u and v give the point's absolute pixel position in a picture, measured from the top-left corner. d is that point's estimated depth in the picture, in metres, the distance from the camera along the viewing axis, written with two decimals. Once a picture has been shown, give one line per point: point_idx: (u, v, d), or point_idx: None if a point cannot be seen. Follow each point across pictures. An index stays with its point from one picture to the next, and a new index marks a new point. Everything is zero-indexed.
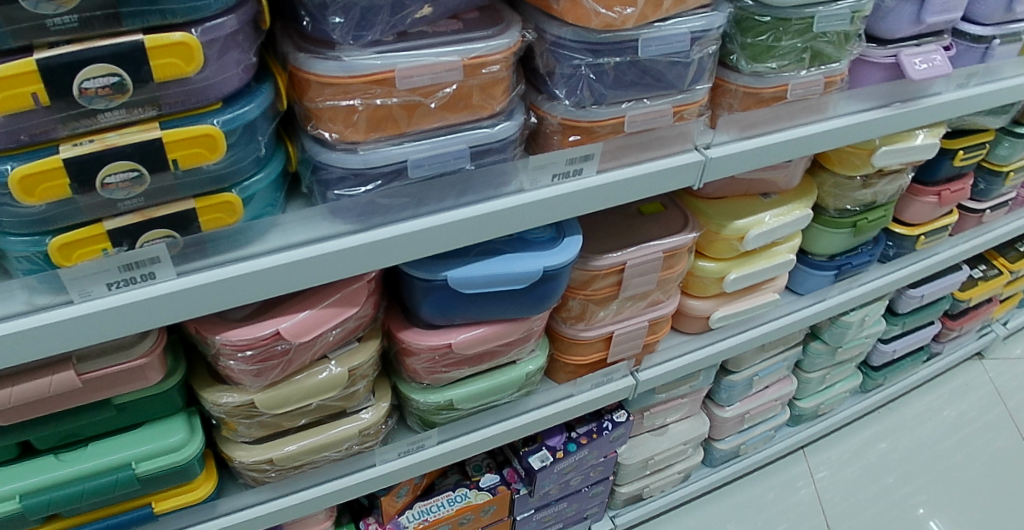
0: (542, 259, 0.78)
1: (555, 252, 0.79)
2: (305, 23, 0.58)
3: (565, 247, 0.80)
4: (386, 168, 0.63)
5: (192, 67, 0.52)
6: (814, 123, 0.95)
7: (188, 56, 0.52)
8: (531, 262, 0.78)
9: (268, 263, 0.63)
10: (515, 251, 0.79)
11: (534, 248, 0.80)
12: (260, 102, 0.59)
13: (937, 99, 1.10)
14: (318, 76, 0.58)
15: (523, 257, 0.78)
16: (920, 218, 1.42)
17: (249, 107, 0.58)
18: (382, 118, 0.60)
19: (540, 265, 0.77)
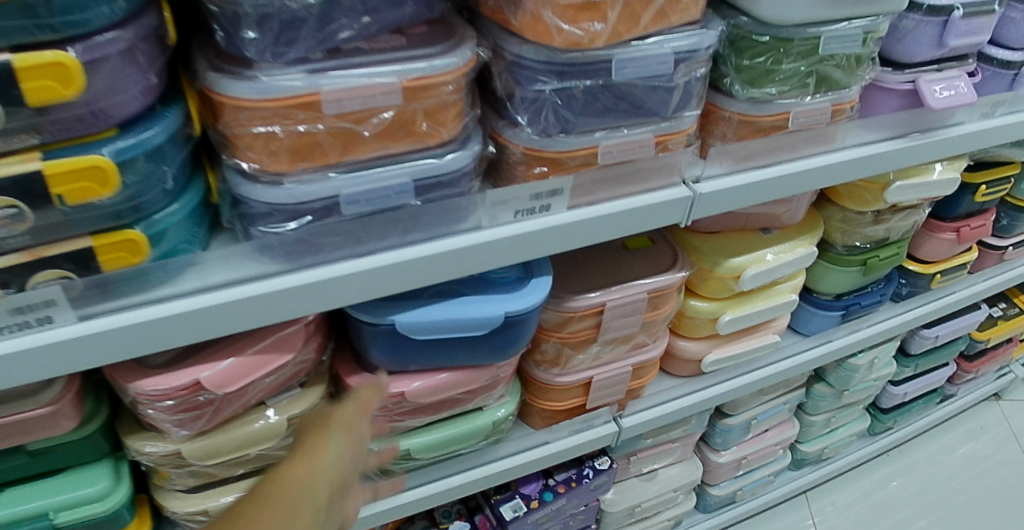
0: (505, 303, 0.70)
1: (520, 296, 0.71)
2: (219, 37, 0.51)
3: (531, 290, 0.72)
4: (316, 204, 0.56)
5: (71, 91, 0.45)
6: (820, 154, 0.86)
7: (66, 78, 0.44)
8: (492, 307, 0.70)
9: (179, 308, 0.55)
10: (475, 293, 0.71)
11: (497, 291, 0.72)
12: (165, 127, 0.52)
13: (957, 130, 1.01)
14: (233, 98, 0.51)
15: (484, 300, 0.70)
16: (936, 255, 1.32)
17: (151, 132, 0.51)
18: (309, 146, 0.53)
19: (501, 310, 0.69)
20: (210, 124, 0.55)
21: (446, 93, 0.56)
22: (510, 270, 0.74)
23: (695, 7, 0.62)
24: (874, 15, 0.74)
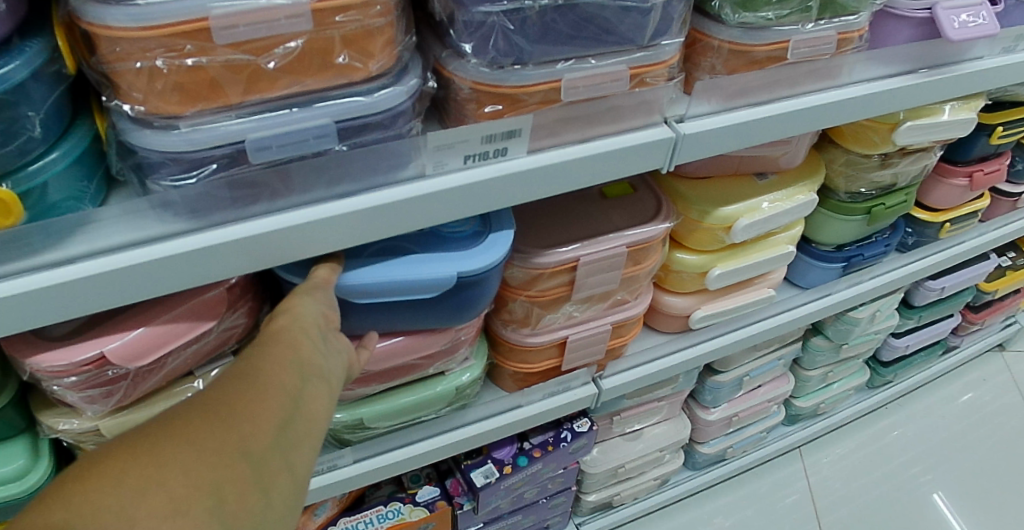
0: (459, 262, 0.62)
1: (474, 254, 0.63)
2: None
3: (489, 247, 0.64)
4: (219, 151, 0.49)
5: None
6: (822, 91, 0.77)
7: None
8: (444, 265, 0.61)
9: (66, 275, 0.48)
10: (426, 249, 0.63)
11: (451, 247, 0.63)
12: (26, 62, 0.43)
13: (976, 64, 0.91)
14: (102, 26, 0.43)
15: (435, 258, 0.62)
16: (947, 203, 1.24)
17: (9, 68, 0.42)
18: (203, 83, 0.45)
19: (454, 270, 0.61)
20: (86, 60, 0.47)
21: (372, 15, 0.47)
22: (467, 222, 0.66)
23: None
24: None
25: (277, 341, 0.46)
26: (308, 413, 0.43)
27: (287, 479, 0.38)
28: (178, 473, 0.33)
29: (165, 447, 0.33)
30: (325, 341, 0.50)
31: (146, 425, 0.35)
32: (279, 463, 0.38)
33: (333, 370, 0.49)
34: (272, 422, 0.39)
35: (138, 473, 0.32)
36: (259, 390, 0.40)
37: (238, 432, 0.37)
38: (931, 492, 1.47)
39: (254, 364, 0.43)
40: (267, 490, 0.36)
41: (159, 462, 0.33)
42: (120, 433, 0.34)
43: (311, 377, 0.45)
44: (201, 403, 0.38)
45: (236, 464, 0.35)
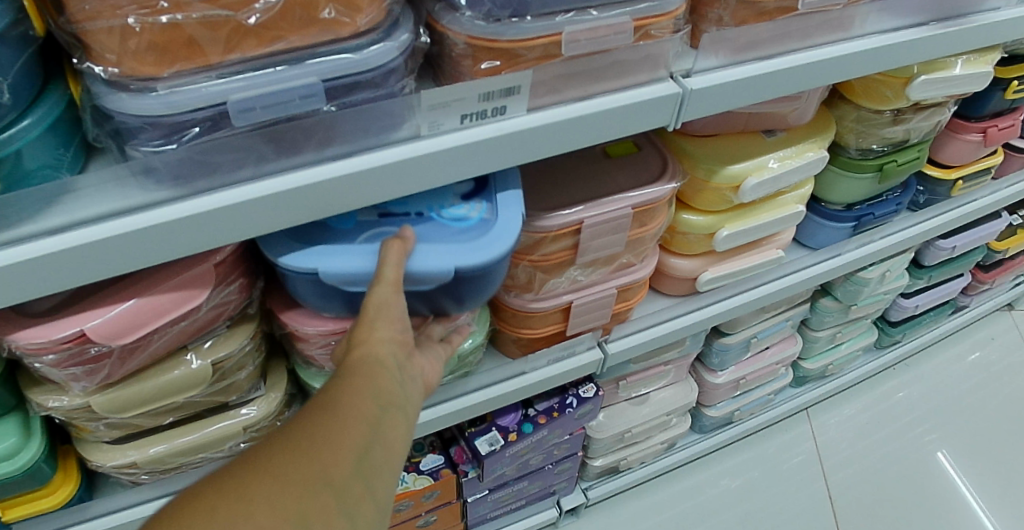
0: (460, 252, 0.59)
1: (476, 246, 0.59)
2: None
3: (497, 234, 0.60)
4: (200, 114, 0.46)
5: None
6: (834, 44, 0.73)
7: None
8: (444, 257, 0.58)
9: (40, 250, 0.46)
10: (427, 237, 0.60)
11: (455, 236, 0.60)
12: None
13: (993, 16, 0.87)
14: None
15: (436, 247, 0.59)
16: (959, 159, 1.21)
17: None
18: (180, 42, 0.43)
19: (451, 263, 0.58)
20: (54, 19, 0.44)
21: None
22: (474, 210, 0.63)
23: None
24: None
25: (357, 371, 0.49)
26: (386, 441, 0.46)
27: (365, 505, 0.42)
28: (263, 510, 0.37)
29: (251, 486, 0.38)
30: (403, 368, 0.52)
31: (236, 466, 0.39)
32: (357, 492, 0.42)
33: (409, 395, 0.51)
34: (349, 454, 0.43)
35: (226, 511, 0.36)
36: (336, 424, 0.44)
37: (318, 465, 0.41)
38: (935, 450, 1.46)
39: (334, 396, 0.46)
40: (348, 518, 0.41)
41: (241, 499, 0.37)
42: (210, 475, 0.39)
43: (389, 405, 0.48)
44: (284, 439, 0.42)
45: (315, 498, 0.39)
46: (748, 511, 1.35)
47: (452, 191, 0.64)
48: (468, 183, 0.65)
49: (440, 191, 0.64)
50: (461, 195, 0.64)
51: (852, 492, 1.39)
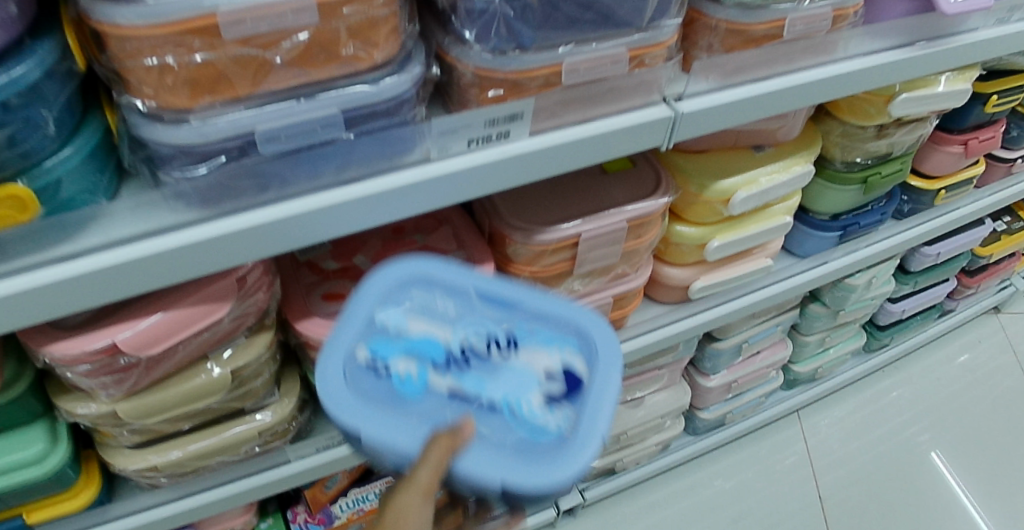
0: (513, 468, 0.49)
1: (536, 466, 0.50)
2: None
3: (564, 464, 0.50)
4: (228, 143, 0.50)
5: None
6: (819, 66, 0.77)
7: None
8: (489, 469, 0.49)
9: (79, 269, 0.50)
10: (486, 441, 0.51)
11: (517, 449, 0.51)
12: (38, 62, 0.44)
13: (971, 36, 0.92)
14: (114, 27, 0.44)
15: (491, 455, 0.50)
16: (942, 170, 1.26)
17: (23, 68, 0.44)
18: (213, 78, 0.47)
19: (500, 478, 0.49)
20: (97, 58, 0.48)
21: (376, 6, 0.48)
22: (557, 420, 0.52)
23: None
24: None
25: None
26: None
27: None
28: None
29: None
30: None
31: None
32: None
33: None
34: None
35: None
36: None
37: None
38: (927, 453, 1.51)
39: None
40: None
41: None
42: None
43: None
44: None
45: None
46: (741, 512, 1.39)
47: (543, 386, 0.54)
48: (568, 380, 0.54)
49: (530, 380, 0.54)
50: (551, 395, 0.54)
51: (841, 492, 1.43)
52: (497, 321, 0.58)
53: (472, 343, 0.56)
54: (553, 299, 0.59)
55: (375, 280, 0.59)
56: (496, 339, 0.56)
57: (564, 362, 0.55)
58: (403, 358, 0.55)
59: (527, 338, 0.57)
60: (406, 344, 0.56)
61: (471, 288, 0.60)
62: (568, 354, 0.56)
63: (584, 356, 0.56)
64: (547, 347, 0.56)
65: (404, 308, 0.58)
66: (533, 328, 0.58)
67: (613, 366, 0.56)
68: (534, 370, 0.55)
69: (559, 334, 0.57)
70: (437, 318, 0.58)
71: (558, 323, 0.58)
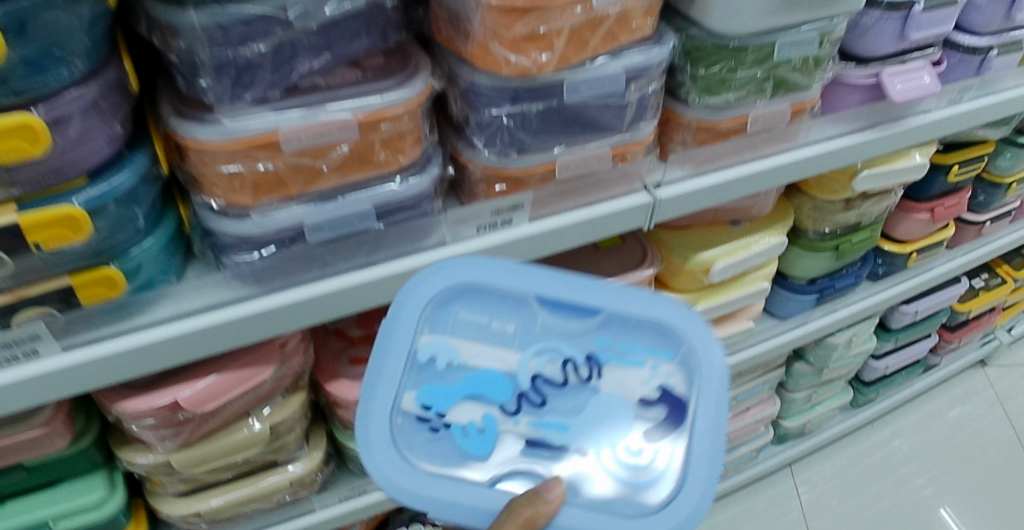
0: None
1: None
2: (181, 83, 0.57)
3: (674, 502, 0.53)
4: (281, 233, 0.61)
5: (39, 148, 0.49)
6: (783, 152, 0.88)
7: (33, 138, 0.48)
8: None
9: (155, 336, 0.60)
10: (580, 496, 0.54)
11: (617, 499, 0.54)
12: (133, 170, 0.56)
13: (925, 118, 1.04)
14: (196, 142, 0.56)
15: (587, 510, 0.53)
16: (912, 235, 1.36)
17: (122, 175, 0.55)
18: (272, 182, 0.59)
19: None
20: (177, 165, 0.60)
21: (403, 123, 0.60)
22: (655, 459, 0.55)
23: (645, 26, 0.64)
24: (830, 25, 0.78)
25: None
26: None
27: None
28: None
29: None
30: None
31: None
32: None
33: None
34: None
35: None
36: None
37: None
38: (938, 507, 1.57)
39: None
40: None
41: None
42: None
43: None
44: None
45: None
46: None
47: (637, 422, 0.56)
48: (664, 405, 0.56)
49: (619, 415, 0.55)
50: (646, 434, 0.55)
51: None
52: (571, 340, 0.57)
53: (542, 382, 0.56)
54: (634, 298, 0.58)
55: (421, 299, 0.57)
56: (573, 361, 0.56)
57: (657, 386, 0.56)
58: (465, 408, 0.55)
59: (607, 358, 0.57)
60: (467, 391, 0.55)
61: (531, 297, 0.58)
62: (661, 369, 0.57)
63: (676, 369, 0.57)
64: (633, 364, 0.57)
65: (459, 335, 0.57)
66: (614, 344, 0.57)
67: (720, 383, 0.56)
68: (623, 398, 0.56)
69: (647, 350, 0.57)
70: (498, 342, 0.57)
71: (643, 333, 0.58)
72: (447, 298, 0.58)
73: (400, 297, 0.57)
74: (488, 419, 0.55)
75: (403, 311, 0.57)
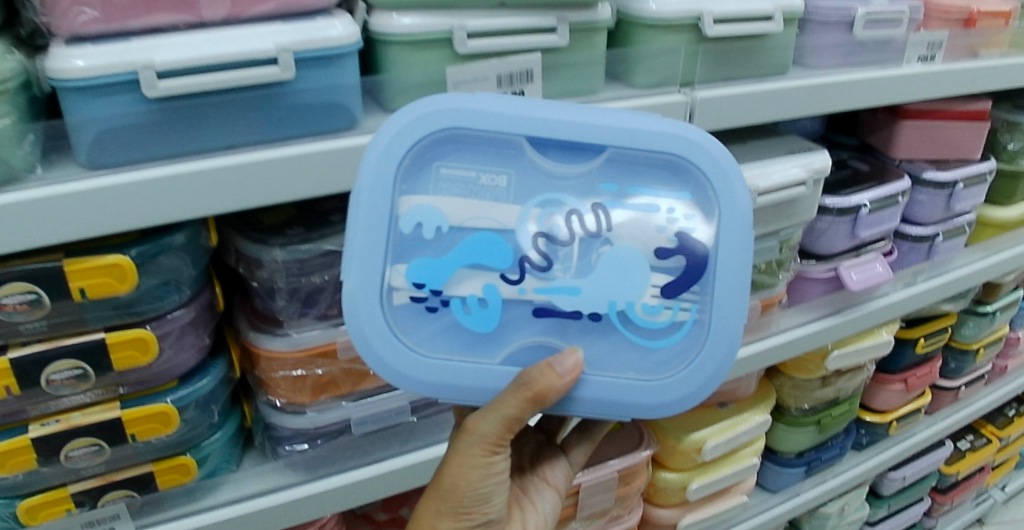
0: (636, 393, 0.62)
1: (650, 385, 0.62)
2: (258, 302, 0.73)
3: (690, 373, 0.62)
4: (331, 426, 0.78)
5: (147, 356, 0.69)
6: (754, 342, 1.10)
7: (144, 348, 0.68)
8: (609, 402, 0.62)
9: (221, 515, 0.73)
10: (600, 364, 0.62)
11: (638, 360, 0.62)
12: (214, 374, 0.75)
13: (883, 301, 1.24)
14: (268, 351, 0.72)
15: (605, 375, 0.62)
16: (890, 405, 1.49)
17: (204, 381, 0.74)
18: (327, 382, 0.75)
19: (622, 398, 0.62)
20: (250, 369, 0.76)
21: None
22: (673, 312, 0.61)
23: None
24: (782, 236, 1.03)
25: None
26: None
27: None
28: None
29: None
30: None
31: None
32: None
33: None
34: None
35: None
36: None
37: None
38: None
39: None
40: None
41: None
42: None
43: None
44: None
45: None
46: None
47: (654, 273, 0.60)
48: (682, 254, 0.60)
49: (631, 268, 0.60)
50: (664, 285, 0.60)
51: None
52: (573, 191, 0.60)
53: (545, 240, 0.60)
54: (632, 126, 0.59)
55: (397, 164, 0.58)
56: (575, 213, 0.60)
57: (674, 233, 0.60)
58: (463, 280, 0.60)
59: (612, 206, 0.60)
60: (465, 261, 0.59)
61: (520, 142, 0.60)
62: (675, 211, 0.61)
63: (689, 211, 0.61)
64: (641, 210, 0.60)
65: (445, 197, 0.60)
66: (622, 190, 0.61)
67: (737, 227, 0.60)
68: (635, 249, 0.60)
69: (655, 192, 0.61)
70: (491, 199, 0.60)
71: (647, 174, 0.61)
72: (428, 150, 0.60)
73: (375, 160, 0.58)
74: (489, 291, 0.60)
75: (379, 174, 0.58)
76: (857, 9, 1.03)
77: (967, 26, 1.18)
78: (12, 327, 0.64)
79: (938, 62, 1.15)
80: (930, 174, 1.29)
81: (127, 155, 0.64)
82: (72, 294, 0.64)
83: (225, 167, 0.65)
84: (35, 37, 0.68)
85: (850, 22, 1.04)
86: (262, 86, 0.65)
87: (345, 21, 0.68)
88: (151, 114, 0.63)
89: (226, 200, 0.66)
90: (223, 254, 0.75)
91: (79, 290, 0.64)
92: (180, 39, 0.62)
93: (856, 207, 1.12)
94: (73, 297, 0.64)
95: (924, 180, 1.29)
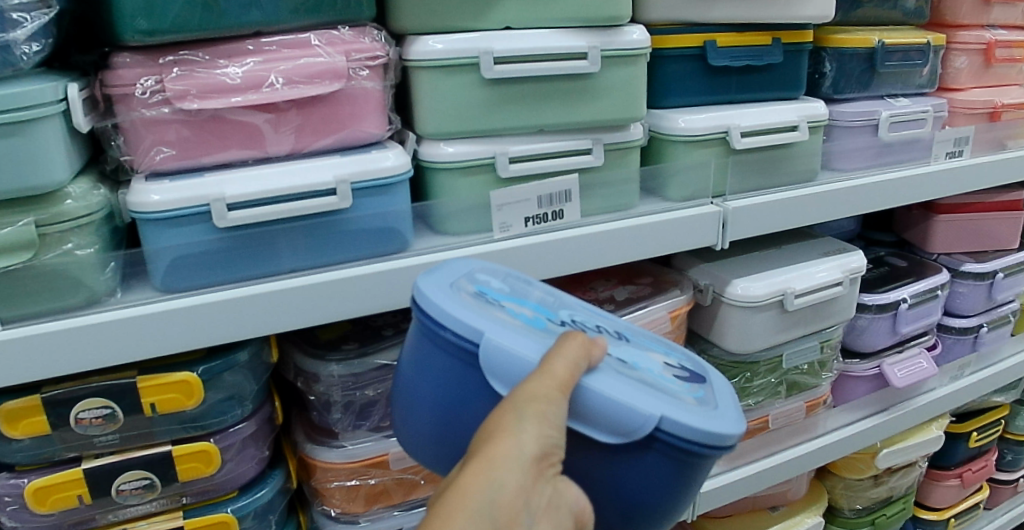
0: (698, 417, 0.53)
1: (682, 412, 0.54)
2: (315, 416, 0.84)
3: (711, 415, 0.55)
4: None
5: (209, 466, 0.74)
6: (806, 442, 1.16)
7: (207, 459, 0.74)
8: (638, 394, 0.53)
9: None
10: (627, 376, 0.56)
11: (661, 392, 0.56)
12: (272, 485, 0.82)
13: (931, 395, 1.28)
14: (323, 462, 0.82)
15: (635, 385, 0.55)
16: (946, 501, 1.46)
17: (262, 491, 0.81)
18: (379, 492, 0.85)
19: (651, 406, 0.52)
20: (304, 479, 0.87)
21: None
22: (689, 389, 0.59)
23: None
24: (822, 334, 1.09)
25: None
26: None
27: None
28: None
29: None
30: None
31: None
32: None
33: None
34: None
35: None
36: None
37: None
38: None
39: None
40: None
41: None
42: None
43: None
44: None
45: None
46: None
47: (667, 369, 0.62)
48: (688, 375, 0.63)
49: (650, 360, 0.62)
50: (677, 375, 0.61)
51: None
52: (601, 323, 0.67)
53: (580, 324, 0.64)
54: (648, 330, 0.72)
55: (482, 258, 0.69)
56: (605, 329, 0.66)
57: (677, 365, 0.64)
58: (517, 309, 0.61)
59: (631, 338, 0.66)
60: (520, 303, 0.62)
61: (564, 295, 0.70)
62: (678, 360, 0.66)
63: (690, 363, 0.66)
64: (654, 350, 0.66)
65: (497, 277, 0.66)
66: (635, 338, 0.68)
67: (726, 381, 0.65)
68: (651, 357, 0.63)
69: (662, 348, 0.68)
70: (542, 300, 0.66)
71: (657, 343, 0.69)
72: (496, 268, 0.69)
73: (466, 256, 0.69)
74: (537, 319, 0.60)
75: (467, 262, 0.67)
76: (880, 113, 1.07)
77: (992, 119, 1.20)
78: (87, 440, 0.70)
79: (966, 157, 1.17)
80: (968, 267, 1.30)
81: (200, 280, 0.70)
82: (143, 409, 0.70)
83: (289, 288, 0.70)
84: (117, 172, 0.76)
85: (875, 125, 1.08)
86: (322, 214, 0.71)
87: (397, 152, 0.75)
88: (221, 242, 0.69)
89: (288, 319, 0.71)
90: (284, 370, 0.86)
91: (150, 406, 0.70)
92: (249, 174, 0.68)
93: (896, 302, 1.16)
94: (145, 412, 0.70)
95: (964, 273, 1.30)
